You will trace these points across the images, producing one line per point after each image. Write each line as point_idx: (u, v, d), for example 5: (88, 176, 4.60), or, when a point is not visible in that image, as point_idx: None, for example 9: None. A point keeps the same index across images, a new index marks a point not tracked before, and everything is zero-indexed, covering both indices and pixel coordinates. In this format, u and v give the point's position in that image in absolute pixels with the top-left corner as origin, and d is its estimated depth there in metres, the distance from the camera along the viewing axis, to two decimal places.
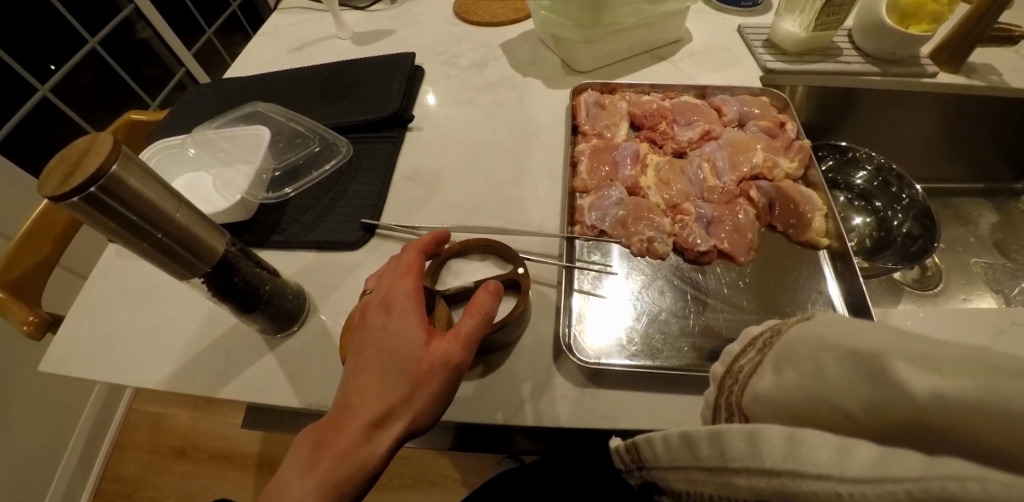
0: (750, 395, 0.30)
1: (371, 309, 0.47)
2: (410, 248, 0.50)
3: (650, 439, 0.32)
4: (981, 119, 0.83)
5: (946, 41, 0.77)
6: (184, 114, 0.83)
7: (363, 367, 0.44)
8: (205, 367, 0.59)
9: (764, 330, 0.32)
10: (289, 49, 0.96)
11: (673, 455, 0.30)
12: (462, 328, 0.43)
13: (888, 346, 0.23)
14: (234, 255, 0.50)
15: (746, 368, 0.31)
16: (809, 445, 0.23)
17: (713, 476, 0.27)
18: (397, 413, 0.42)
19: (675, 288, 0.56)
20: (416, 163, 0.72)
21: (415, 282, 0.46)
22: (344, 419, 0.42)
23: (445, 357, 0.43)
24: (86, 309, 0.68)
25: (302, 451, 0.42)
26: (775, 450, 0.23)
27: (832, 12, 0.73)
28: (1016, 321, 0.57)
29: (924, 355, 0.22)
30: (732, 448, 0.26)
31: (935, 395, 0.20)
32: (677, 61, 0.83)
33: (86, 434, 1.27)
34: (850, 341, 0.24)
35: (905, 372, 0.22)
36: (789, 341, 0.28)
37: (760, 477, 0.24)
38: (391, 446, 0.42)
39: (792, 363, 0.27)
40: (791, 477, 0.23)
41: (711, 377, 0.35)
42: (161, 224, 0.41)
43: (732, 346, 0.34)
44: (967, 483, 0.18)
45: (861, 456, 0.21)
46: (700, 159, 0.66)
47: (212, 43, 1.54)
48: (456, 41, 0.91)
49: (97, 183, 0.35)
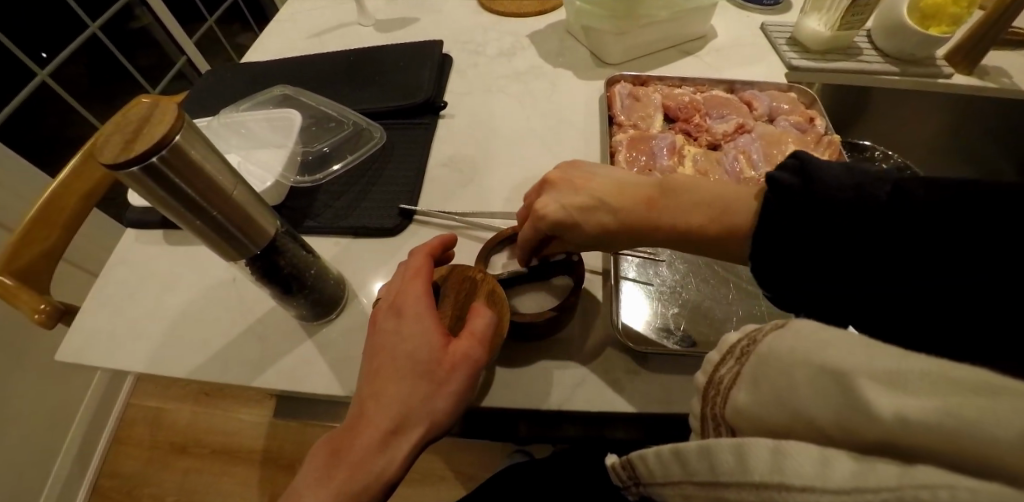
0: (733, 407, 0.34)
1: (381, 313, 0.47)
2: (417, 252, 0.51)
3: (644, 456, 0.38)
4: (994, 121, 0.87)
5: (962, 42, 0.80)
6: (205, 98, 0.81)
7: (377, 372, 0.44)
8: (240, 353, 0.58)
9: (739, 339, 0.36)
10: (309, 35, 0.94)
11: (667, 472, 0.35)
12: (476, 325, 0.44)
13: (858, 367, 0.26)
14: (281, 238, 0.49)
15: (726, 380, 0.36)
16: (793, 457, 0.27)
17: (705, 489, 0.32)
18: (415, 418, 0.41)
19: (716, 276, 0.57)
20: (450, 151, 0.72)
21: (425, 286, 0.47)
22: (358, 427, 0.42)
23: (464, 357, 0.43)
24: (103, 299, 0.66)
25: (320, 459, 0.42)
26: (762, 463, 0.28)
27: (856, 12, 0.75)
28: None
29: (889, 378, 0.25)
30: (722, 463, 0.30)
31: (899, 416, 0.23)
32: (704, 55, 0.84)
33: (83, 428, 1.24)
34: (818, 357, 0.28)
35: (872, 393, 0.25)
36: (762, 354, 0.32)
37: (748, 490, 0.28)
38: (411, 450, 0.42)
39: (765, 380, 0.31)
40: (777, 490, 0.27)
41: (697, 388, 0.39)
42: (217, 201, 0.40)
43: (713, 355, 0.38)
44: (939, 491, 0.21)
45: (841, 468, 0.25)
46: (735, 151, 0.67)
47: (213, 32, 1.48)
48: (483, 31, 0.90)
49: (160, 152, 0.34)
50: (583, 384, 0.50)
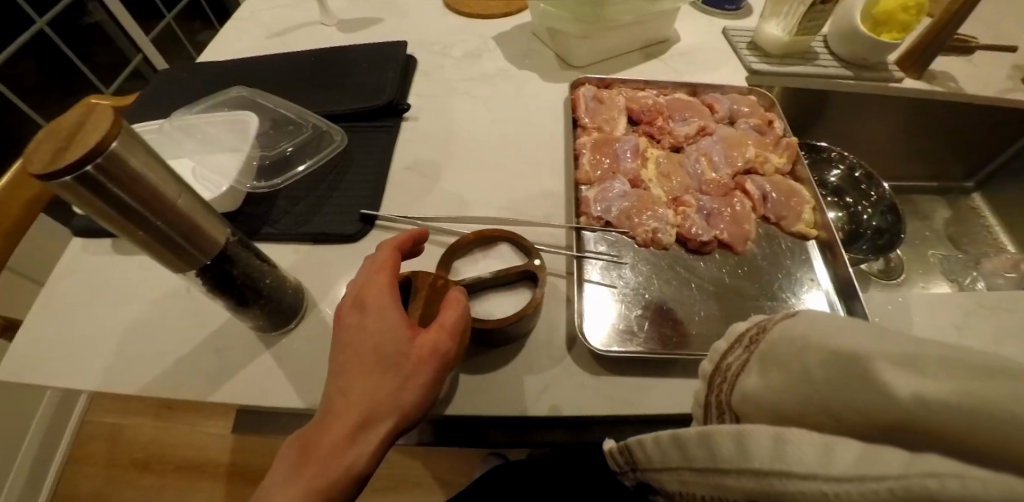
0: (739, 394, 0.33)
1: (345, 307, 0.45)
2: (385, 245, 0.49)
3: (641, 441, 0.36)
4: (940, 123, 0.92)
5: (912, 51, 0.84)
6: (156, 99, 0.78)
7: (343, 368, 0.43)
8: (197, 366, 0.56)
9: (749, 327, 0.36)
10: (269, 34, 0.91)
11: (665, 457, 0.34)
12: (447, 319, 0.43)
13: (873, 351, 0.26)
14: (233, 247, 0.47)
15: (733, 367, 0.35)
16: (796, 445, 0.25)
17: (704, 476, 0.30)
18: (384, 410, 0.41)
19: (678, 277, 0.58)
20: (414, 154, 0.71)
21: (391, 279, 0.45)
22: (327, 422, 0.41)
23: (433, 348, 0.42)
24: (46, 311, 0.62)
25: (289, 457, 0.40)
26: (762, 450, 0.26)
27: (814, 18, 0.77)
28: (982, 303, 0.62)
29: (910, 363, 0.24)
30: (721, 451, 0.29)
31: (917, 396, 0.23)
32: (668, 59, 0.86)
33: (35, 448, 1.17)
34: (833, 342, 0.28)
35: (890, 375, 0.24)
36: (772, 341, 0.32)
37: (749, 478, 0.27)
38: (380, 444, 0.41)
39: (777, 365, 0.31)
40: (777, 477, 0.25)
41: (700, 374, 0.39)
42: (160, 211, 0.38)
43: (721, 343, 0.38)
44: (947, 480, 0.20)
45: (843, 455, 0.23)
46: (697, 154, 0.69)
47: (171, 29, 1.41)
48: (449, 32, 0.90)
49: (95, 160, 0.32)
50: (549, 389, 0.50)
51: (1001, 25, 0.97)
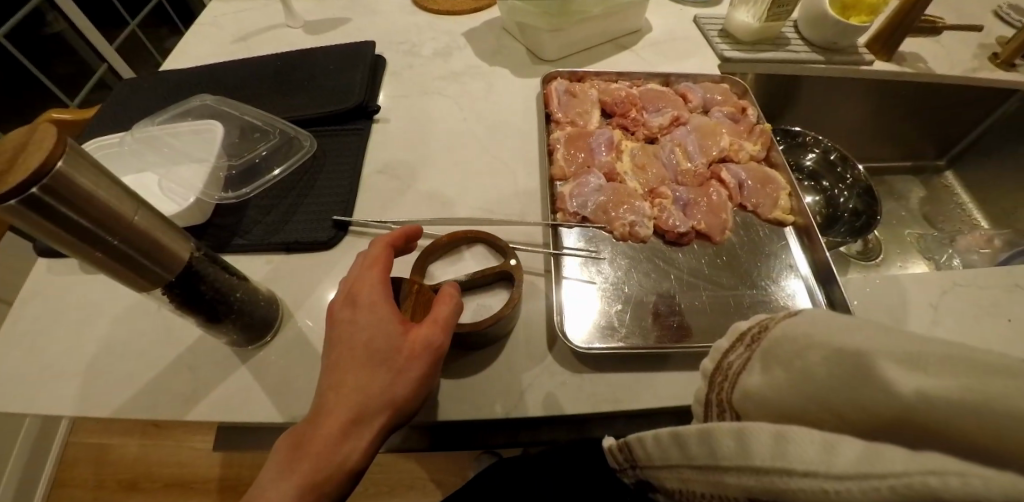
0: (740, 393, 0.32)
1: (336, 305, 0.44)
2: (377, 241, 0.47)
3: (641, 438, 0.35)
4: (910, 103, 0.93)
5: (880, 32, 0.84)
6: (116, 112, 0.75)
7: (335, 365, 0.42)
8: (171, 386, 0.54)
9: (751, 325, 0.34)
10: (232, 39, 0.89)
11: (665, 455, 0.33)
12: (440, 313, 0.42)
13: (875, 348, 0.25)
14: (200, 261, 0.46)
15: (734, 366, 0.33)
16: (797, 442, 0.24)
17: (704, 474, 0.29)
18: (378, 404, 0.40)
19: (658, 270, 0.58)
20: (387, 156, 0.70)
21: (383, 275, 0.44)
22: (319, 417, 0.40)
23: (426, 344, 0.41)
24: (9, 337, 0.59)
25: (280, 454, 0.39)
26: (763, 448, 0.25)
27: (782, 4, 0.77)
28: (957, 281, 0.62)
29: (911, 358, 0.24)
30: (721, 448, 0.28)
31: (920, 393, 0.23)
32: (640, 50, 0.85)
33: (17, 474, 1.14)
34: (835, 340, 0.27)
35: (893, 371, 0.24)
36: (776, 338, 0.31)
37: (749, 476, 0.26)
38: (373, 439, 0.40)
39: (778, 363, 0.30)
40: (779, 475, 0.24)
41: (702, 372, 0.37)
42: (116, 229, 0.36)
43: (721, 342, 0.36)
44: (948, 478, 0.20)
45: (845, 452, 0.23)
46: (671, 144, 0.69)
47: (136, 36, 1.35)
48: (418, 30, 0.88)
49: (40, 182, 0.30)
50: (532, 389, 0.49)
51: (964, 4, 0.99)
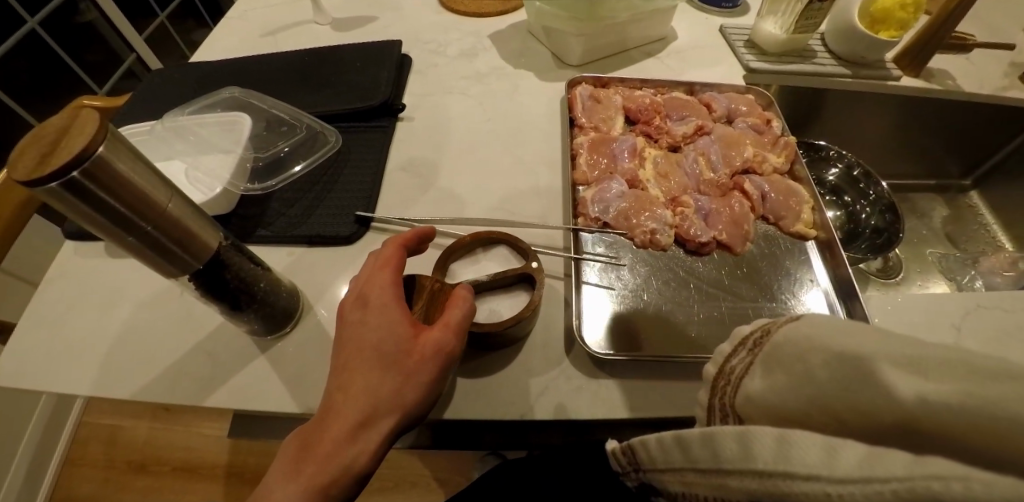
0: (743, 396, 0.32)
1: (348, 305, 0.45)
2: (390, 241, 0.47)
3: (644, 440, 0.34)
4: (936, 120, 0.92)
5: (908, 48, 0.83)
6: (147, 101, 0.77)
7: (344, 365, 0.42)
8: (189, 372, 0.55)
9: (753, 330, 0.34)
10: (261, 33, 0.90)
11: (667, 457, 0.32)
12: (451, 318, 0.42)
13: (876, 350, 0.25)
14: (226, 250, 0.46)
15: (738, 370, 0.33)
16: (798, 445, 0.24)
17: (706, 478, 0.29)
18: (386, 408, 0.40)
19: (677, 278, 0.58)
20: (410, 154, 0.70)
21: (395, 276, 0.44)
22: (328, 419, 0.40)
23: (435, 348, 0.41)
24: (36, 316, 0.61)
25: (289, 453, 0.40)
26: (766, 451, 0.25)
27: (811, 16, 0.77)
28: (982, 304, 0.61)
29: (910, 360, 0.24)
30: (724, 450, 0.27)
31: (919, 398, 0.22)
32: (665, 57, 0.85)
33: (30, 450, 1.16)
34: (836, 343, 0.27)
35: (893, 375, 0.23)
36: (775, 342, 0.31)
37: (752, 479, 0.26)
38: (381, 442, 0.40)
39: (781, 366, 0.30)
40: (781, 479, 0.24)
41: (704, 379, 0.37)
42: (150, 215, 0.37)
43: (723, 346, 0.36)
44: (951, 483, 0.19)
45: (848, 456, 0.22)
46: (694, 153, 0.69)
47: (165, 28, 1.37)
48: (443, 30, 0.89)
49: (80, 166, 0.31)
50: (547, 392, 0.49)
51: (999, 21, 0.97)
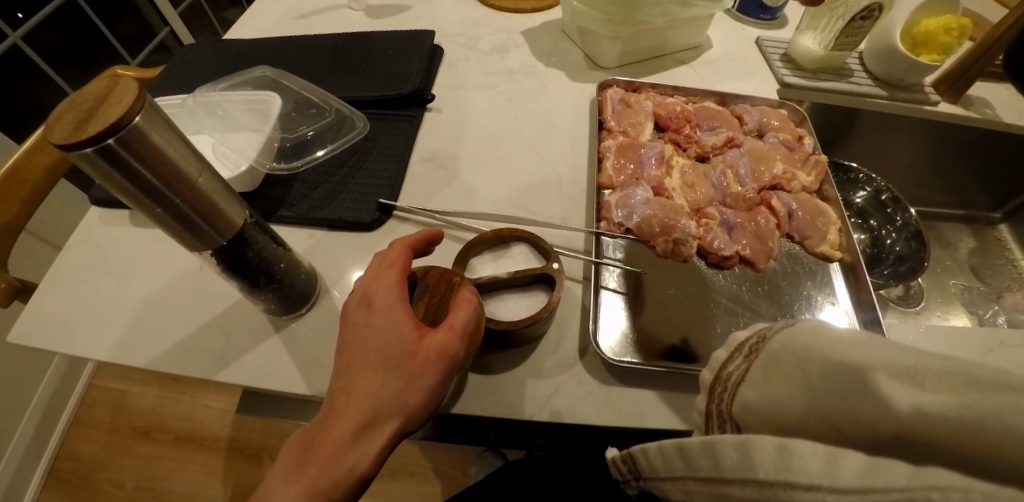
0: (741, 404, 0.31)
1: (352, 305, 0.44)
2: (396, 242, 0.46)
3: (646, 448, 0.33)
4: (970, 149, 0.89)
5: (948, 72, 0.81)
6: (181, 75, 0.78)
7: (347, 367, 0.41)
8: (204, 345, 0.56)
9: (749, 335, 0.34)
10: (296, 15, 0.91)
11: (668, 466, 0.32)
12: (456, 320, 0.40)
13: (874, 361, 0.24)
14: (249, 228, 0.47)
15: (734, 377, 0.33)
16: (799, 454, 0.24)
17: (708, 486, 0.28)
18: (389, 411, 0.38)
19: (696, 290, 0.57)
20: (435, 146, 0.70)
21: (401, 277, 0.43)
22: (330, 421, 0.38)
23: (440, 350, 0.40)
24: (60, 279, 0.62)
25: (290, 455, 0.38)
26: (766, 461, 0.25)
27: (851, 34, 0.76)
28: (1006, 341, 0.59)
29: (907, 368, 0.23)
30: (724, 459, 0.27)
31: (917, 409, 0.22)
32: (697, 66, 0.84)
33: (41, 407, 1.18)
34: (834, 353, 0.26)
35: (889, 386, 0.23)
36: (776, 348, 0.30)
37: (751, 487, 0.25)
38: (384, 446, 0.38)
39: (780, 374, 0.29)
40: (780, 488, 0.24)
41: (702, 384, 0.36)
42: (179, 189, 0.37)
43: (720, 352, 0.35)
44: (951, 493, 0.19)
45: (848, 466, 0.22)
46: (723, 166, 0.68)
47: (200, 5, 1.39)
48: (476, 24, 0.89)
49: (116, 134, 0.31)
50: (556, 395, 0.49)
51: None
